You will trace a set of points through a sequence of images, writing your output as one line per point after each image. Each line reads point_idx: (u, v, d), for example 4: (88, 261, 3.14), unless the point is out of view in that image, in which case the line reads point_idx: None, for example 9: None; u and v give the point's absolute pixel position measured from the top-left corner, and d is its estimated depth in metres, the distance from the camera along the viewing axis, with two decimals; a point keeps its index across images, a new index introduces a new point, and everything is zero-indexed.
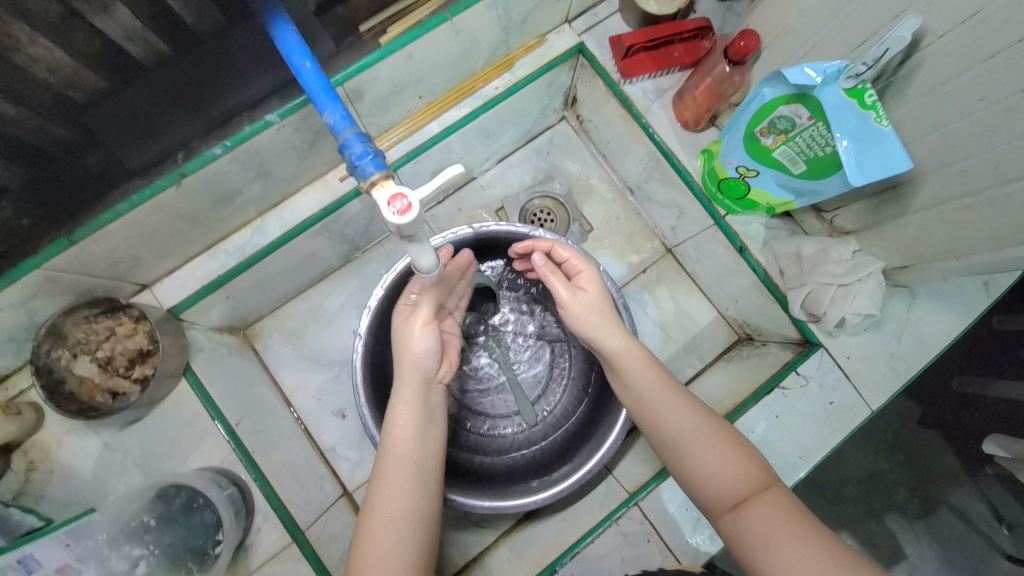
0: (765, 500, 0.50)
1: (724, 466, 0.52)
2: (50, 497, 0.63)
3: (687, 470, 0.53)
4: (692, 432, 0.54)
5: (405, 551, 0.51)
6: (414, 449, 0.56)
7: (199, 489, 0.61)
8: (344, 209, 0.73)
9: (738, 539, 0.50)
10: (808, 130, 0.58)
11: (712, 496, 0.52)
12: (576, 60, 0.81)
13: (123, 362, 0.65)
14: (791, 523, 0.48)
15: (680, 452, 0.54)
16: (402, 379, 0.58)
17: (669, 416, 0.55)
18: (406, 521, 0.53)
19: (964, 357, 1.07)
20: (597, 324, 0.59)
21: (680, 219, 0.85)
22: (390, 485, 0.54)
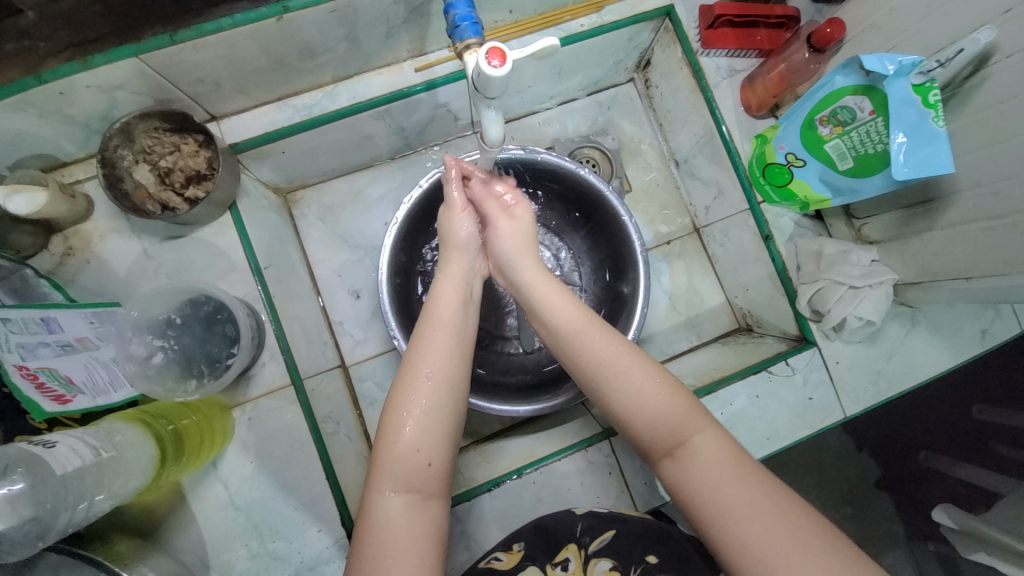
0: (698, 444, 0.51)
1: (658, 408, 0.52)
2: (83, 283, 0.68)
3: (619, 409, 0.54)
4: (623, 372, 0.54)
5: (443, 409, 0.53)
6: (456, 317, 0.57)
7: (222, 304, 0.66)
8: (409, 101, 0.76)
9: (677, 485, 0.52)
10: (865, 125, 0.61)
11: (648, 441, 0.53)
12: (662, 22, 0.82)
13: (180, 178, 0.68)
14: (729, 466, 0.50)
15: (610, 395, 0.54)
16: (447, 259, 0.62)
17: (599, 359, 0.55)
18: (446, 382, 0.54)
19: (938, 432, 1.11)
20: (514, 253, 0.62)
21: (716, 200, 0.87)
22: (431, 345, 0.55)
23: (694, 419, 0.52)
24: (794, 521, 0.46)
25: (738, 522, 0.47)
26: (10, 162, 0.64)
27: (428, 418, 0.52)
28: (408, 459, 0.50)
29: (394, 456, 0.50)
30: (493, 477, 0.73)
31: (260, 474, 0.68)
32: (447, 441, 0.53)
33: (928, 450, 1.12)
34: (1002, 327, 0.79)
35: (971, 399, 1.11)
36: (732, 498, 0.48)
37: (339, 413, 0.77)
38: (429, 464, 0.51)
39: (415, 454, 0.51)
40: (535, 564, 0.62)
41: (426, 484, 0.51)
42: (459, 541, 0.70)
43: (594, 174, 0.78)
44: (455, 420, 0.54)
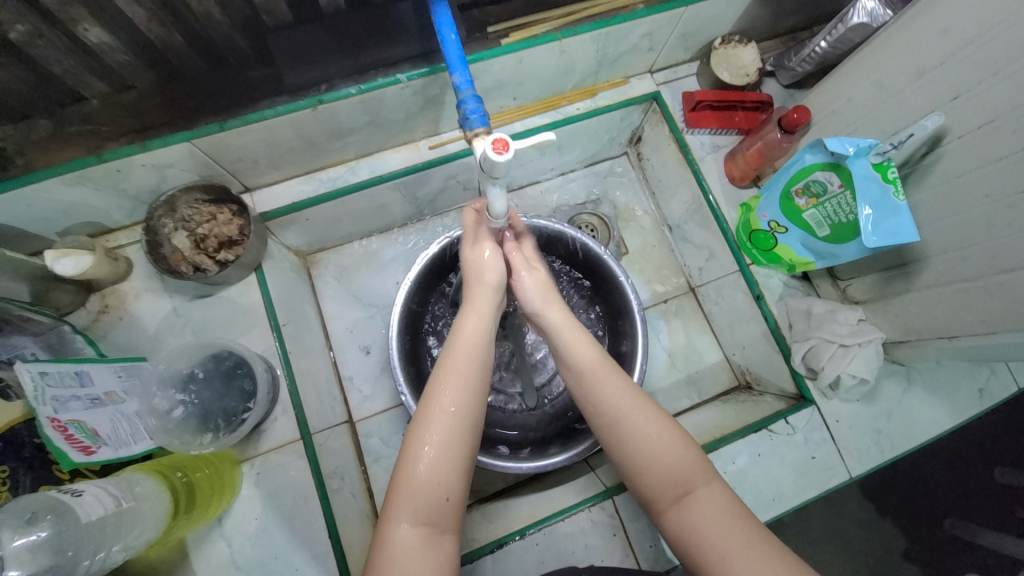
0: (705, 496, 0.52)
1: (668, 456, 0.54)
2: (114, 338, 0.72)
3: (630, 448, 0.55)
4: (640, 424, 0.56)
5: (460, 444, 0.53)
6: (479, 348, 0.57)
7: (243, 359, 0.70)
8: (423, 174, 0.85)
9: (681, 536, 0.52)
10: (836, 197, 0.67)
11: (655, 491, 0.54)
12: (649, 105, 0.93)
13: (213, 244, 0.75)
14: (736, 523, 0.50)
15: (621, 445, 0.56)
16: (473, 289, 0.60)
17: (615, 408, 0.57)
18: (464, 416, 0.53)
19: (958, 498, 1.08)
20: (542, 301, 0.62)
21: (708, 261, 0.93)
22: (452, 378, 0.54)
23: (702, 470, 0.54)
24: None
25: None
26: (63, 229, 0.71)
27: (446, 456, 0.52)
28: (427, 493, 0.50)
29: (411, 489, 0.50)
30: (495, 538, 0.73)
31: (264, 531, 0.69)
32: (463, 473, 0.53)
33: (954, 517, 1.07)
34: (999, 385, 0.82)
35: (993, 462, 1.09)
36: (736, 559, 0.48)
37: (344, 469, 0.78)
38: (447, 498, 0.51)
39: (434, 490, 0.51)
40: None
41: (441, 519, 0.51)
42: None
43: (592, 240, 0.84)
44: (470, 458, 0.54)
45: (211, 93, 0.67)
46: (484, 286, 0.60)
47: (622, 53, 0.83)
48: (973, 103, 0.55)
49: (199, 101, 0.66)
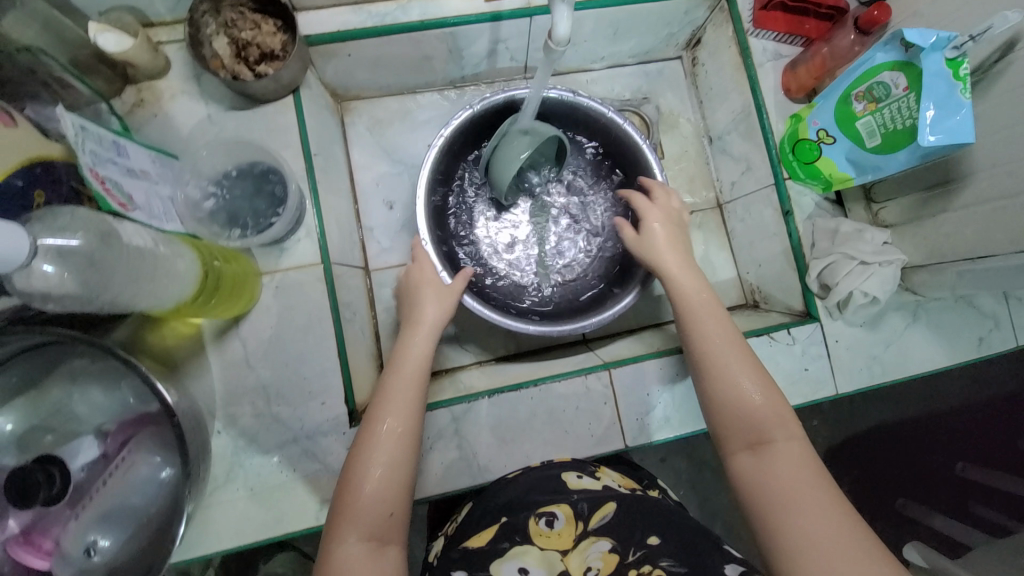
0: (783, 448, 0.55)
1: (759, 406, 0.58)
2: (147, 133, 0.72)
3: (719, 394, 0.60)
4: (733, 369, 0.60)
5: (405, 463, 0.58)
6: (423, 375, 0.64)
7: (277, 170, 0.69)
8: (474, 29, 0.82)
9: (750, 476, 0.56)
10: (898, 101, 0.65)
11: (732, 432, 0.58)
12: (718, 1, 0.88)
13: (255, 55, 0.73)
14: (808, 474, 0.53)
15: (713, 384, 0.61)
16: (415, 325, 0.68)
17: (716, 348, 0.62)
18: (405, 438, 0.59)
19: (915, 481, 1.17)
20: (662, 251, 0.72)
21: (743, 175, 0.92)
22: (399, 401, 0.60)
23: (785, 424, 0.57)
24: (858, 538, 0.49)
25: (802, 524, 0.50)
26: (104, 10, 0.69)
27: (391, 469, 0.57)
28: (373, 512, 0.55)
29: (357, 510, 0.55)
30: (492, 388, 0.76)
31: (276, 341, 0.71)
32: (407, 492, 0.58)
33: (907, 498, 1.16)
34: (999, 337, 0.83)
35: (955, 456, 1.16)
36: (795, 502, 0.52)
37: (356, 305, 0.80)
38: (390, 514, 0.56)
39: (380, 506, 0.56)
40: (518, 542, 0.66)
41: (383, 533, 0.55)
42: (451, 439, 0.73)
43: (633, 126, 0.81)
44: (411, 470, 0.59)
45: None
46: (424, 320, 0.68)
47: None
48: None
49: None
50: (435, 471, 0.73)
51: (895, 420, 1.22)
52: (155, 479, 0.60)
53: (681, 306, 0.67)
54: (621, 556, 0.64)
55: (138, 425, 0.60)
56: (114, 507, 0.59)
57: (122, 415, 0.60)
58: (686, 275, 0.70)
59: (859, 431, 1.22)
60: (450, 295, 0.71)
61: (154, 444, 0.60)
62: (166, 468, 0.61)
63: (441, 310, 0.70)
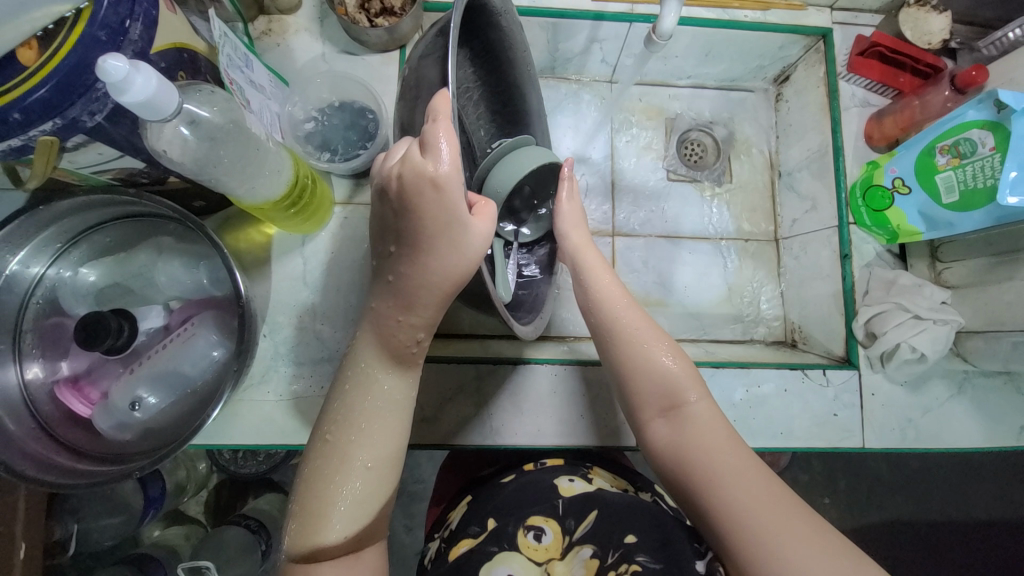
0: (698, 417, 0.58)
1: (671, 380, 0.59)
2: (268, 58, 0.80)
3: (636, 372, 0.60)
4: (639, 338, 0.61)
5: (371, 490, 0.52)
6: (400, 388, 0.54)
7: (374, 110, 0.74)
8: (576, 24, 0.87)
9: (666, 442, 0.59)
10: (983, 160, 0.66)
11: (644, 401, 0.60)
12: (815, 42, 0.90)
13: (375, 9, 0.80)
14: (720, 435, 0.57)
15: (623, 359, 0.61)
16: (409, 308, 0.52)
17: (622, 320, 0.62)
18: (372, 468, 0.52)
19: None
20: (573, 236, 0.65)
21: (806, 213, 0.92)
22: (370, 421, 0.52)
23: (693, 386, 0.59)
24: (774, 489, 0.53)
25: (723, 489, 0.54)
26: None
27: (357, 496, 0.51)
28: (337, 545, 0.50)
29: (318, 539, 0.50)
30: (519, 356, 0.79)
31: (332, 266, 0.76)
32: (376, 515, 0.53)
33: None
34: None
35: (968, 573, 1.14)
36: (721, 472, 0.54)
37: None
38: (356, 538, 0.52)
39: (343, 537, 0.51)
40: (506, 549, 0.68)
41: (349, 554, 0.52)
42: (471, 396, 0.76)
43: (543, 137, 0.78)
44: (384, 491, 0.53)
45: None
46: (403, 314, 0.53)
47: None
48: None
49: None
50: (450, 422, 0.75)
51: (914, 516, 1.16)
52: (207, 356, 0.65)
53: (593, 285, 0.63)
54: (600, 561, 0.68)
55: (202, 306, 0.66)
56: (164, 373, 0.63)
57: (193, 294, 0.66)
58: (591, 254, 0.65)
59: (874, 518, 1.16)
60: (464, 257, 0.51)
61: (214, 325, 0.65)
62: (219, 349, 0.66)
63: (440, 284, 0.51)
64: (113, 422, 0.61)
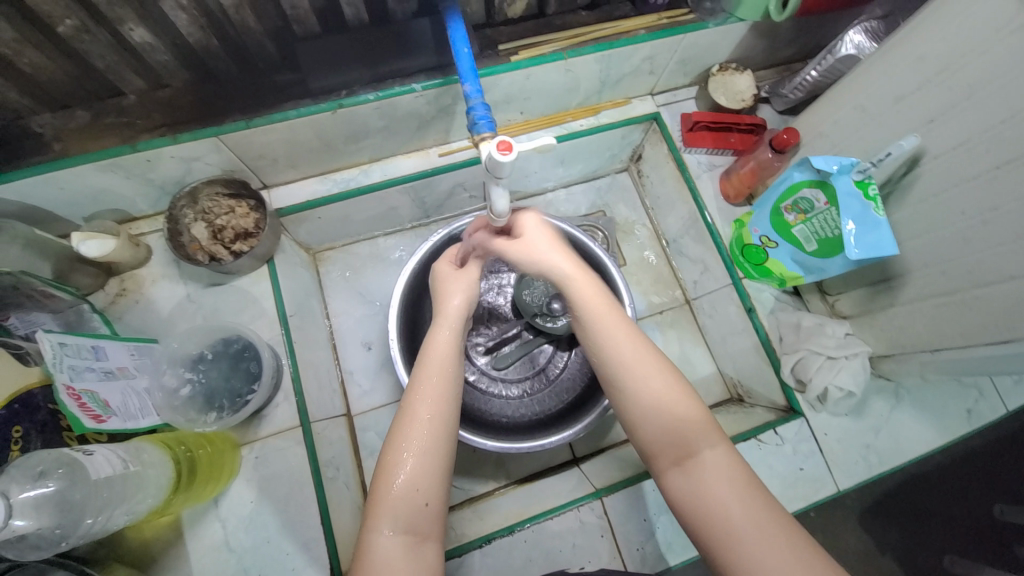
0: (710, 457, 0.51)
1: (681, 420, 0.53)
2: (126, 321, 0.75)
3: (640, 406, 0.54)
4: (639, 370, 0.54)
5: (435, 453, 0.53)
6: (450, 362, 0.57)
7: (248, 344, 0.73)
8: (432, 180, 0.90)
9: (683, 493, 0.51)
10: (823, 214, 0.70)
11: (657, 444, 0.53)
12: (650, 125, 0.98)
13: (229, 235, 0.78)
14: (732, 483, 0.50)
15: (624, 397, 0.55)
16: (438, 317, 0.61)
17: (619, 354, 0.55)
18: (436, 424, 0.53)
19: (955, 533, 1.09)
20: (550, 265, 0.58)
21: (703, 275, 0.96)
22: (426, 389, 0.55)
23: (705, 432, 0.53)
24: (797, 552, 0.45)
25: (744, 548, 0.46)
26: (89, 215, 0.75)
27: (419, 467, 0.52)
28: (412, 507, 0.50)
29: (392, 500, 0.50)
30: (484, 534, 0.74)
31: (257, 517, 0.69)
32: (442, 482, 0.53)
33: (953, 553, 1.07)
34: (987, 407, 0.83)
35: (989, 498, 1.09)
36: (741, 527, 0.47)
37: (339, 459, 0.79)
38: (426, 504, 0.51)
39: (415, 496, 0.51)
40: None
41: (422, 526, 0.51)
42: None
43: (582, 235, 0.85)
44: (447, 457, 0.54)
45: (237, 92, 0.71)
46: (446, 311, 0.61)
47: (624, 75, 0.88)
48: (948, 125, 0.57)
49: (214, 107, 0.70)
50: None
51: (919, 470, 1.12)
52: None
53: (589, 316, 0.57)
54: None
55: None
56: None
57: None
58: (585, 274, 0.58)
59: (884, 490, 1.12)
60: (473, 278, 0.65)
61: None
62: None
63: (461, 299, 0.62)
64: None
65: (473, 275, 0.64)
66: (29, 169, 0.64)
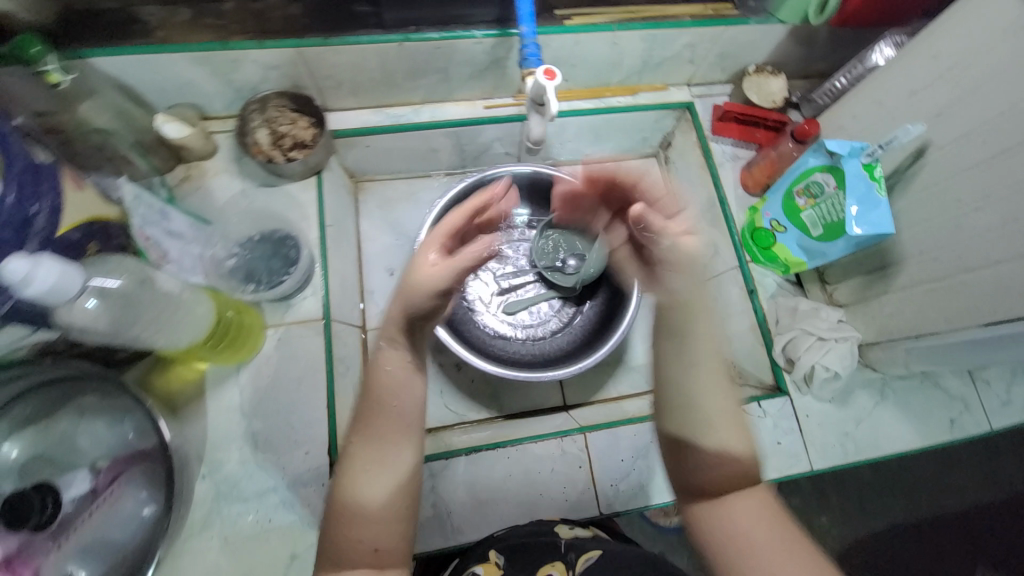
0: (748, 501, 0.59)
1: (735, 462, 0.60)
2: (184, 202, 0.84)
3: (696, 453, 0.60)
4: (714, 423, 0.60)
5: (390, 492, 0.56)
6: (402, 414, 0.58)
7: (293, 236, 0.82)
8: (475, 128, 0.97)
9: (712, 524, 0.59)
10: (830, 198, 0.75)
11: (707, 483, 0.60)
12: (683, 114, 1.04)
13: (288, 144, 0.86)
14: (763, 524, 0.58)
15: (689, 442, 0.61)
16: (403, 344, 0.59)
17: (701, 402, 0.60)
18: (390, 469, 0.56)
19: None
20: (683, 307, 0.63)
21: (712, 257, 1.01)
22: (377, 436, 0.57)
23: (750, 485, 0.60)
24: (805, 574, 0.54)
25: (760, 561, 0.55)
26: (170, 104, 0.84)
27: (386, 503, 0.56)
28: (363, 548, 0.54)
29: (341, 547, 0.54)
30: (470, 446, 0.79)
31: (271, 389, 0.76)
32: (400, 520, 0.57)
33: None
34: (969, 419, 0.86)
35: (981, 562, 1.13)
36: (761, 548, 0.56)
37: (349, 361, 0.86)
38: (376, 548, 0.55)
39: (363, 544, 0.54)
40: None
41: (381, 561, 0.55)
42: (427, 496, 0.75)
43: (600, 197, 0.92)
44: (406, 489, 0.57)
45: (318, 13, 0.80)
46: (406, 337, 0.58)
47: (665, 58, 0.95)
48: (953, 119, 0.62)
49: (296, 22, 0.78)
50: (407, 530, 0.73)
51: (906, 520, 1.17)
52: (138, 515, 0.63)
53: (673, 358, 0.63)
54: None
55: (128, 462, 0.64)
56: (96, 539, 0.61)
57: (119, 451, 0.64)
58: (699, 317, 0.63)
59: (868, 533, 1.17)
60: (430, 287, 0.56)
61: (144, 480, 0.64)
62: (150, 504, 0.63)
63: (388, 409, 0.57)
64: None
65: (458, 259, 0.57)
66: (132, 47, 0.73)
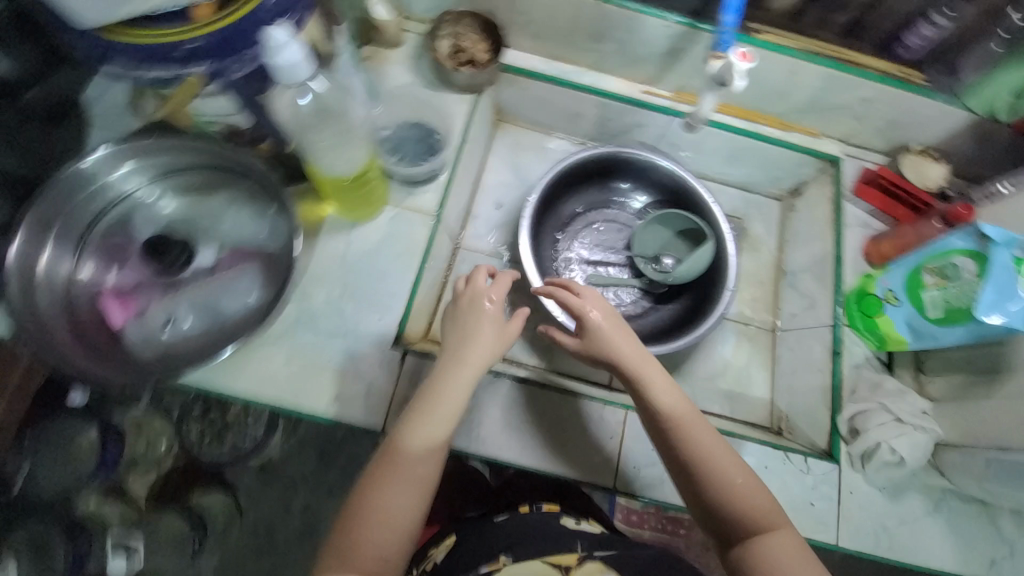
0: (772, 538, 0.57)
1: (746, 501, 0.59)
2: None
3: (714, 493, 0.60)
4: (719, 466, 0.61)
5: (402, 511, 0.58)
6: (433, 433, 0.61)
7: (440, 136, 0.91)
8: (625, 108, 1.02)
9: (742, 565, 0.57)
10: (966, 283, 0.77)
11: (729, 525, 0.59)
12: (826, 167, 1.02)
13: (464, 60, 0.93)
14: (794, 559, 0.56)
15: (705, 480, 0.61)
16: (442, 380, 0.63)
17: (696, 444, 0.62)
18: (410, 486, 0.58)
19: None
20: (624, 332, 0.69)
21: (805, 310, 0.98)
22: (404, 451, 0.59)
23: (772, 520, 0.58)
24: None
25: None
26: None
27: (396, 516, 0.57)
28: (374, 562, 0.55)
29: (355, 555, 0.55)
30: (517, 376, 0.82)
31: (371, 253, 0.83)
32: (404, 542, 0.58)
33: None
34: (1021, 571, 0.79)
35: None
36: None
37: (438, 262, 0.92)
38: (385, 562, 0.56)
39: (376, 557, 0.56)
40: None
41: None
42: (466, 400, 0.78)
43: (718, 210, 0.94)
44: (415, 513, 0.59)
45: None
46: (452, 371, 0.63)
47: (833, 106, 0.95)
48: None
49: None
50: None
51: None
52: (244, 298, 0.70)
53: (670, 402, 0.65)
54: None
55: (248, 255, 0.72)
56: (205, 302, 0.70)
57: (245, 243, 0.72)
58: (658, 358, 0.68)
59: None
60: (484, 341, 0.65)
61: (257, 273, 0.72)
62: (254, 294, 0.71)
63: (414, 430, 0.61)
64: (141, 336, 0.67)
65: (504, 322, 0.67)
66: None
